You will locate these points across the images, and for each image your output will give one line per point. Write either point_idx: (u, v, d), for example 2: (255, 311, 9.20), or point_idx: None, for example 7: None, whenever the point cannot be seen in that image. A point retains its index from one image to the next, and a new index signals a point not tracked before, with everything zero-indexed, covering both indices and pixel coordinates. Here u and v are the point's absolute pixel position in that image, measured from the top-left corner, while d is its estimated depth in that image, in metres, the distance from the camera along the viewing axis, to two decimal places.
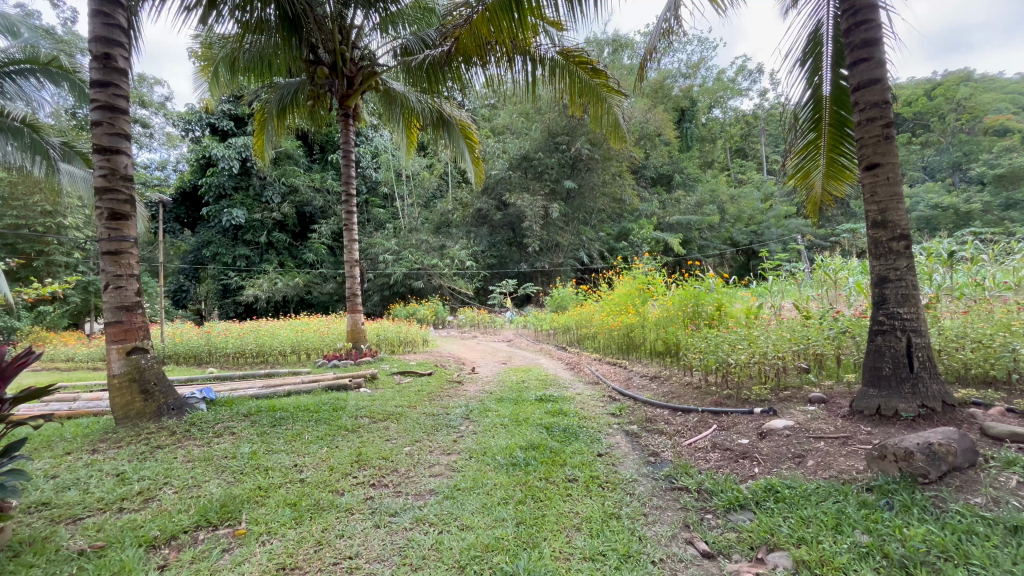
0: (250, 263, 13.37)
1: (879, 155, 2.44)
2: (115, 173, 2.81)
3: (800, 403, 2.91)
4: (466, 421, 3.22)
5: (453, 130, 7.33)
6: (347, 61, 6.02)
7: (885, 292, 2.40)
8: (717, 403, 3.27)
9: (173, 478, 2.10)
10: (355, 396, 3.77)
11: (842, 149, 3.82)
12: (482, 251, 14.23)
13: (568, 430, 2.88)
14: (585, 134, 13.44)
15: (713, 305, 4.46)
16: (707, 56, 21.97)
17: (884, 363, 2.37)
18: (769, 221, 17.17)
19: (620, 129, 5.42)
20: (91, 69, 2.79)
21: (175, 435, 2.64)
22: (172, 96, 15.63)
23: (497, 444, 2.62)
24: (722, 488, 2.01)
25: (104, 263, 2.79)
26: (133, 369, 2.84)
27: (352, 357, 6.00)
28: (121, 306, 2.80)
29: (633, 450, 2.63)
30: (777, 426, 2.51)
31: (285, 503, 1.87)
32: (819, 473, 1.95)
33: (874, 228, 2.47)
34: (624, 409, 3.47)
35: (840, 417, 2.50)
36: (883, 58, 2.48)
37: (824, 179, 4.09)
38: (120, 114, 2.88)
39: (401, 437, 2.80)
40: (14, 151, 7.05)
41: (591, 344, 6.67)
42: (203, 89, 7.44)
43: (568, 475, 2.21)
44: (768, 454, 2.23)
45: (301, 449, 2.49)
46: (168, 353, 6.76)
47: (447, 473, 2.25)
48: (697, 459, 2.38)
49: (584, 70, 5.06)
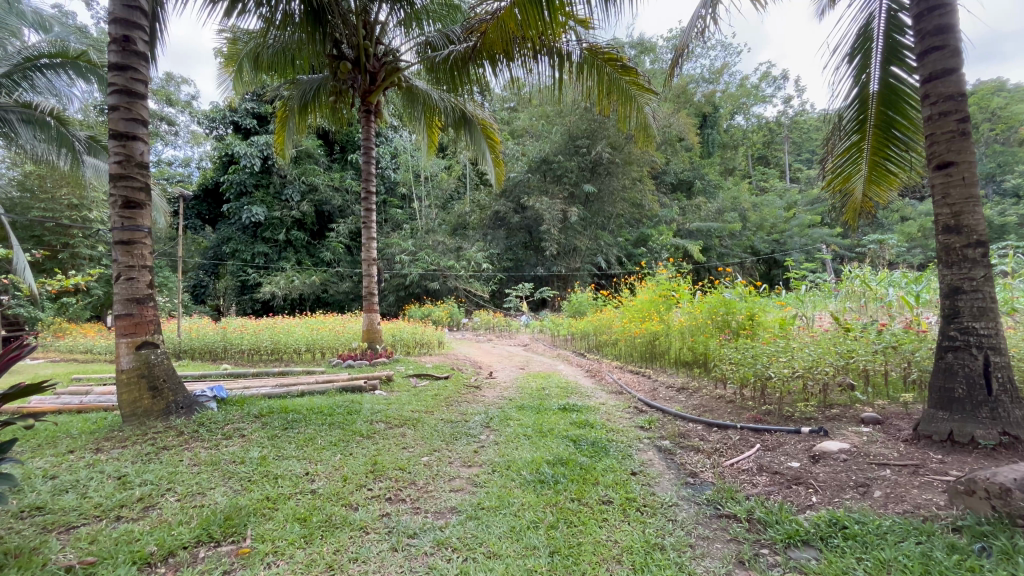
0: (268, 261, 13.44)
1: (952, 153, 2.21)
2: (131, 160, 2.71)
3: (853, 423, 2.67)
4: (487, 429, 3.05)
5: (475, 130, 7.15)
6: (370, 57, 5.95)
7: (958, 305, 2.16)
8: (756, 420, 3.03)
9: (176, 484, 1.96)
10: (370, 399, 3.63)
11: (888, 152, 3.49)
12: (498, 254, 14.08)
13: (596, 444, 2.69)
14: (605, 137, 13.22)
15: (744, 314, 4.24)
16: (731, 61, 21.62)
17: (957, 385, 2.13)
18: (792, 230, 16.69)
19: (648, 130, 5.18)
20: (109, 52, 2.68)
21: (182, 435, 2.50)
22: (198, 94, 15.89)
23: (521, 457, 2.44)
24: (777, 519, 1.79)
25: (116, 253, 2.67)
26: (142, 365, 2.72)
27: (367, 358, 5.87)
28: (132, 298, 2.68)
29: (669, 469, 2.42)
30: (831, 448, 2.28)
31: (294, 517, 1.70)
32: (891, 506, 1.73)
33: (945, 232, 2.23)
34: (654, 422, 3.25)
35: (903, 442, 2.27)
36: (959, 46, 2.25)
37: (865, 184, 3.73)
38: (138, 99, 2.77)
39: (419, 445, 2.63)
40: (41, 143, 7.14)
41: (611, 350, 6.42)
42: (227, 86, 7.39)
43: (601, 495, 2.01)
44: (826, 481, 2.00)
45: (314, 455, 2.33)
46: (183, 347, 6.73)
47: (469, 488, 2.07)
48: (744, 483, 2.16)
49: (613, 67, 4.81)
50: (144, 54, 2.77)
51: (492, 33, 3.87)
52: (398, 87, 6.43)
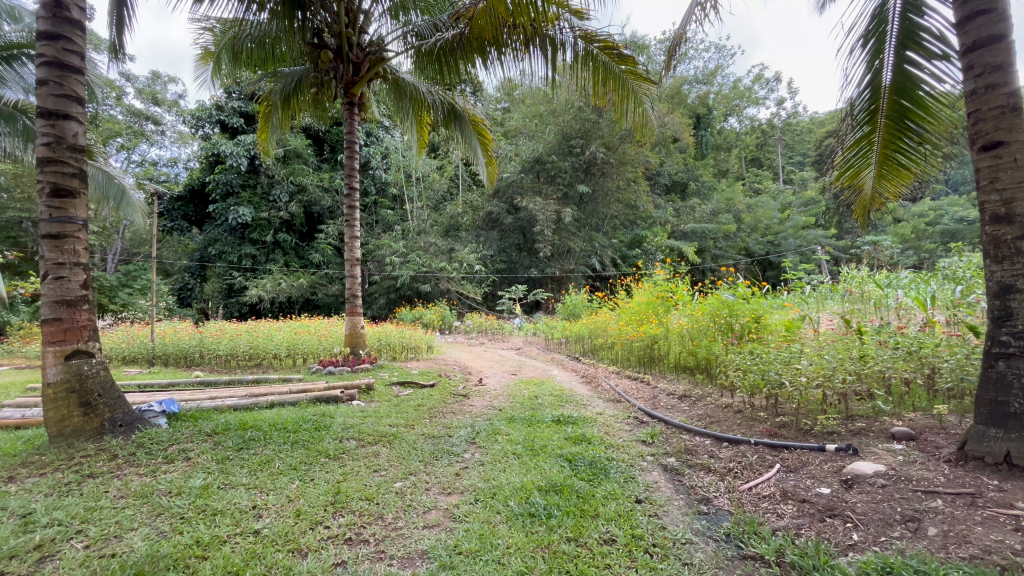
0: (255, 262, 13.02)
1: (1003, 131, 1.92)
2: (62, 142, 2.37)
3: (882, 439, 2.38)
4: (471, 446, 2.72)
5: (466, 126, 6.75)
6: (353, 46, 5.61)
7: (1010, 306, 1.88)
8: (771, 434, 2.72)
9: (91, 524, 1.62)
10: (345, 411, 3.27)
11: (900, 145, 3.07)
12: (492, 255, 13.74)
13: (595, 465, 2.37)
14: (599, 137, 12.97)
15: (748, 317, 3.90)
16: (725, 63, 21.43)
17: (1013, 399, 1.84)
18: (787, 231, 16.25)
19: (649, 125, 4.59)
20: (37, 18, 2.34)
21: (114, 460, 2.16)
22: (185, 93, 15.48)
23: (510, 482, 2.12)
24: (816, 564, 1.48)
25: (43, 248, 2.33)
26: (72, 377, 2.37)
27: (349, 364, 5.52)
28: (61, 300, 2.34)
29: (679, 494, 2.10)
30: (865, 471, 1.98)
31: (224, 572, 1.37)
32: (953, 549, 1.43)
33: (993, 222, 1.95)
34: (657, 436, 2.95)
35: (946, 463, 1.99)
36: (1008, 10, 1.96)
37: (876, 179, 3.30)
38: (73, 74, 2.43)
39: (393, 468, 2.30)
40: (6, 138, 6.50)
41: (606, 354, 6.14)
42: (203, 79, 6.90)
43: (602, 533, 1.70)
44: (864, 513, 1.70)
45: (266, 483, 2.00)
46: (157, 353, 6.37)
47: (447, 524, 1.76)
48: (767, 513, 1.85)
49: (609, 57, 4.30)
50: (79, 22, 2.43)
51: (481, 19, 3.71)
52: (383, 79, 6.08)
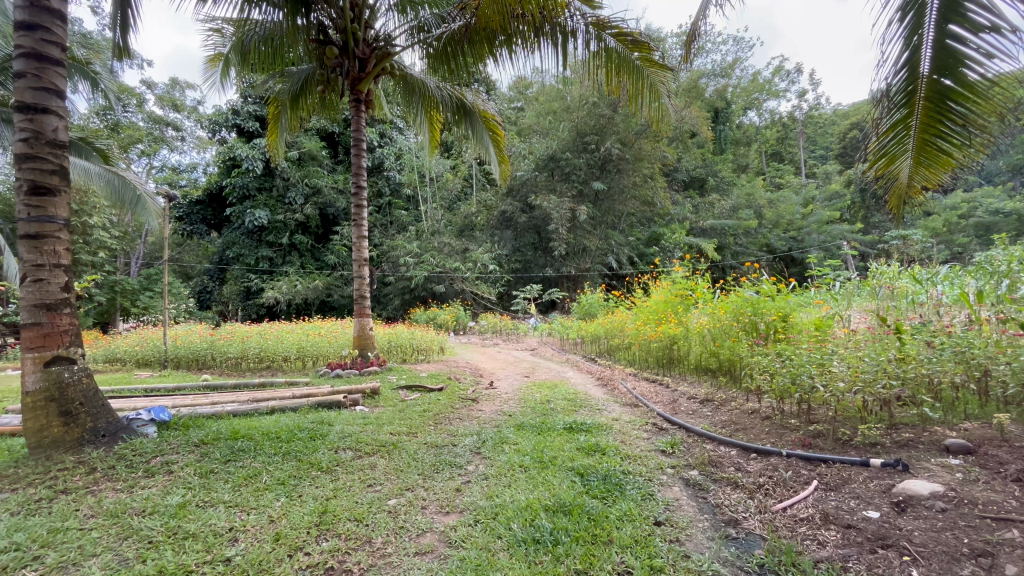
0: (272, 264, 13.09)
1: None
2: (40, 137, 2.26)
3: (935, 453, 2.12)
4: (476, 457, 2.53)
5: (476, 122, 6.51)
6: (359, 42, 5.40)
7: None
8: (805, 444, 2.47)
9: (53, 549, 1.49)
10: (345, 418, 3.11)
11: (943, 128, 2.21)
12: (506, 255, 13.51)
13: (609, 480, 2.15)
14: (615, 132, 12.64)
15: (774, 315, 3.61)
16: (743, 56, 20.91)
17: None
18: (810, 227, 15.80)
19: (667, 116, 4.22)
20: (14, 7, 2.23)
21: (92, 474, 2.03)
22: (204, 99, 15.69)
23: (514, 501, 1.92)
24: None
25: (23, 249, 2.23)
26: (52, 386, 2.26)
27: (357, 367, 5.39)
28: (41, 303, 2.23)
29: (703, 515, 1.88)
30: (919, 491, 1.74)
31: None
32: None
33: None
34: (679, 445, 2.72)
35: (1015, 483, 1.73)
36: None
37: (912, 168, 2.39)
38: (53, 65, 2.32)
39: (389, 483, 2.12)
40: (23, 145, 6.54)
41: (623, 355, 5.89)
42: (213, 80, 6.82)
43: (616, 563, 1.49)
44: (921, 543, 1.47)
45: (248, 500, 1.84)
46: (169, 356, 6.36)
47: (440, 551, 1.57)
48: (806, 541, 1.62)
49: (623, 43, 3.95)
50: (58, 12, 2.32)
51: (487, 9, 3.59)
52: (390, 75, 5.89)
